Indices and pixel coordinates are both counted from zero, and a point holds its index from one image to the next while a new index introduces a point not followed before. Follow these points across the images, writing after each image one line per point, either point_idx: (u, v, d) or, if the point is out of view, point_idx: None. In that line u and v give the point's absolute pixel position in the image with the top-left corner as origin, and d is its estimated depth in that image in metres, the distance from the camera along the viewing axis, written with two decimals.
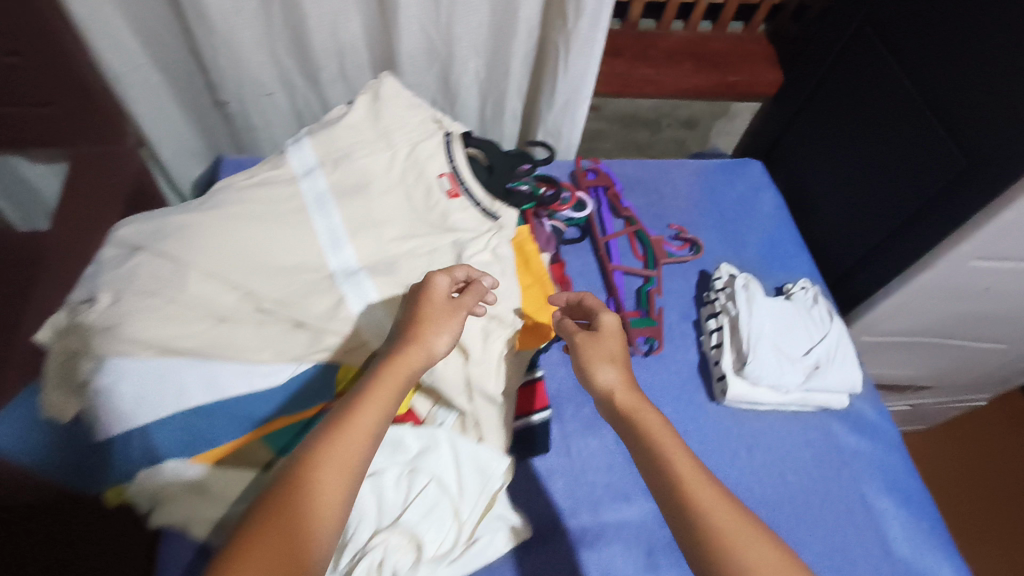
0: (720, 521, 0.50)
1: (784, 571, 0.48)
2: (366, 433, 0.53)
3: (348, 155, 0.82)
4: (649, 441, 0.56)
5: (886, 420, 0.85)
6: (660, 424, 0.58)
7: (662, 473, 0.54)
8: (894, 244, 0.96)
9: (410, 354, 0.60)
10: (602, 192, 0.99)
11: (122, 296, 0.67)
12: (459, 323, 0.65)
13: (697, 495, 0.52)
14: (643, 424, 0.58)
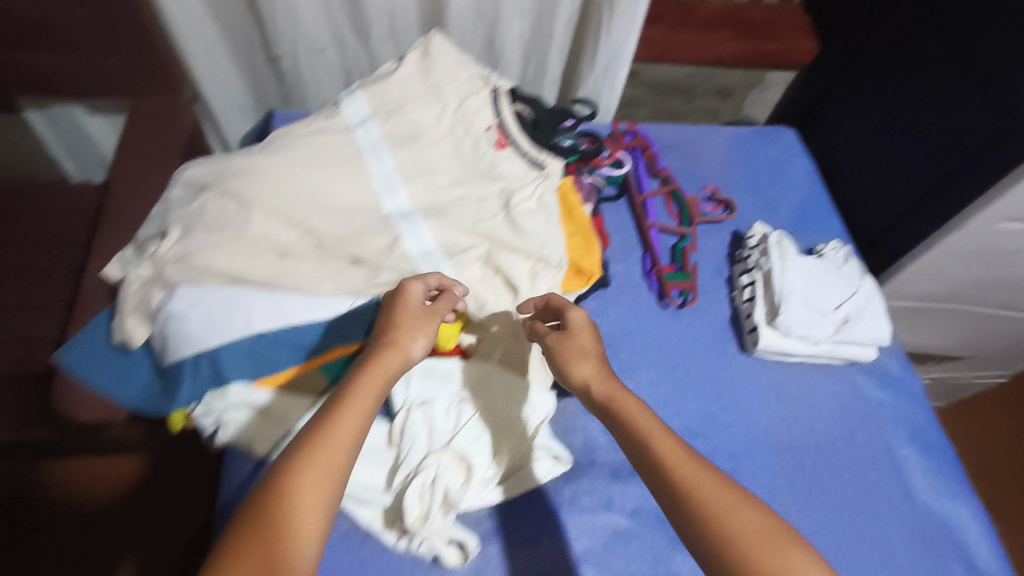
0: (704, 491, 0.52)
1: (771, 533, 0.50)
2: (342, 446, 0.52)
3: (400, 106, 0.85)
4: (632, 425, 0.58)
5: (911, 374, 0.89)
6: (639, 407, 0.59)
7: (647, 451, 0.56)
8: (925, 209, 0.98)
9: (387, 360, 0.59)
10: (639, 153, 1.02)
11: (191, 230, 0.72)
12: (435, 327, 0.64)
13: (681, 470, 0.54)
14: (621, 410, 0.59)
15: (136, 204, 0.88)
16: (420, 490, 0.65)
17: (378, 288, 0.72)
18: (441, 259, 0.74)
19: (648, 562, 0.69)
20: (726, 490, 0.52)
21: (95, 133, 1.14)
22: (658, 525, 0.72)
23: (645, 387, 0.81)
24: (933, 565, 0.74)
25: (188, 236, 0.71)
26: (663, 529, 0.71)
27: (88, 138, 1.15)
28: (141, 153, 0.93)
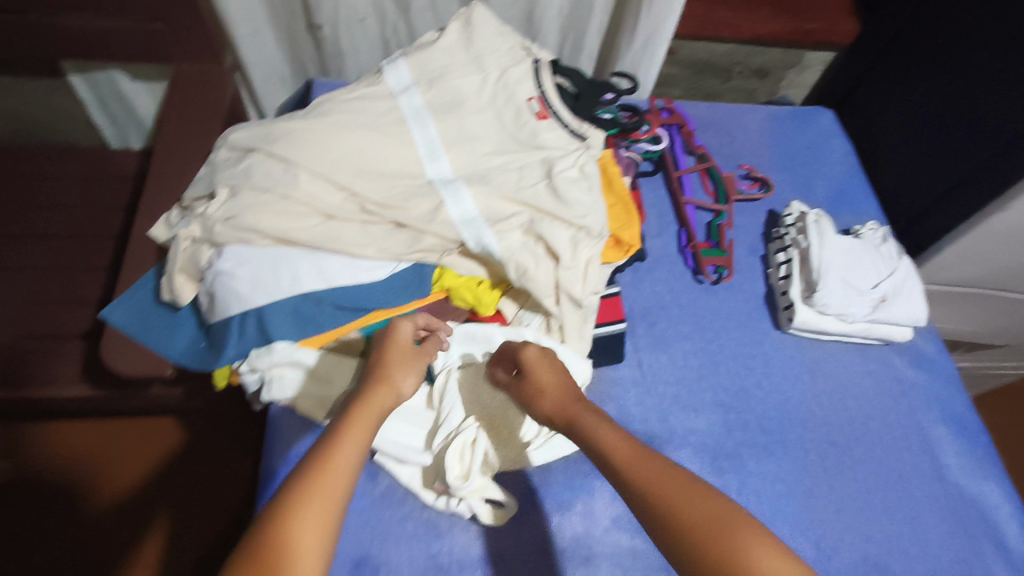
0: (653, 482, 0.53)
1: (713, 509, 0.51)
2: (346, 478, 0.52)
3: (442, 75, 0.85)
4: (579, 429, 0.61)
5: (945, 356, 0.89)
6: (590, 415, 0.61)
7: (591, 447, 0.59)
8: (964, 191, 0.97)
9: (380, 396, 0.60)
10: (675, 130, 1.01)
11: (239, 190, 0.72)
12: (422, 367, 0.67)
13: (620, 457, 0.56)
14: (577, 426, 0.61)
15: (179, 167, 0.87)
16: (460, 449, 0.68)
17: (421, 253, 0.73)
18: (483, 225, 0.73)
19: None
20: (677, 481, 0.53)
21: (135, 98, 1.13)
22: None
23: (679, 360, 0.82)
24: (963, 542, 0.75)
25: (235, 196, 0.72)
26: None
27: (127, 104, 1.15)
28: (185, 113, 0.93)
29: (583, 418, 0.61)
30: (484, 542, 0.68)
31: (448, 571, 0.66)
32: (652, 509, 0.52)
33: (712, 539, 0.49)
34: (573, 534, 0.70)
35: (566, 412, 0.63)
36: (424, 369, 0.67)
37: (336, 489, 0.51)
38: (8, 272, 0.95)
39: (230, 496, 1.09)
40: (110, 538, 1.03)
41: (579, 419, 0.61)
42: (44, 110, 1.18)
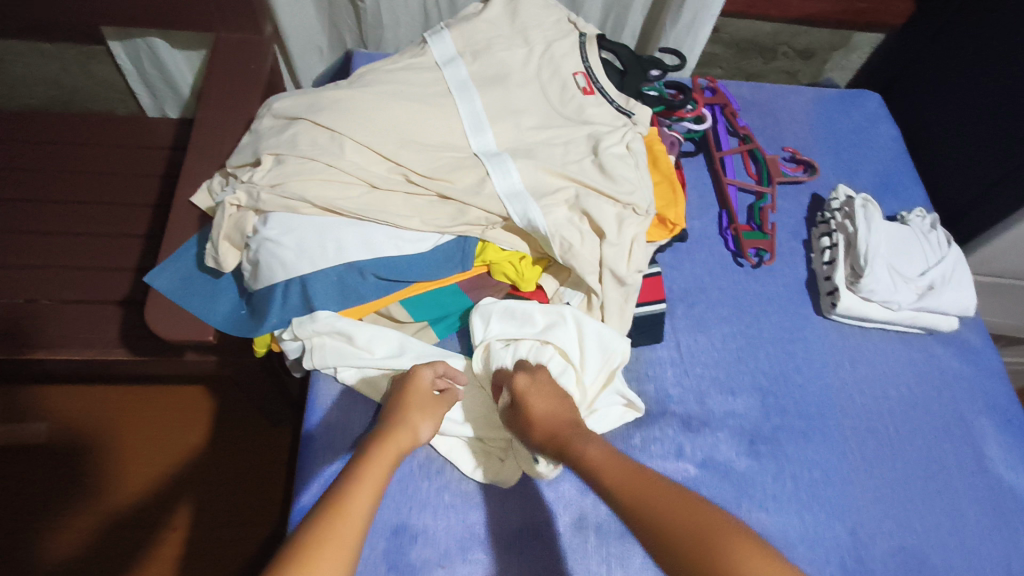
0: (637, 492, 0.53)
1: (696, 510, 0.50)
2: (362, 518, 0.50)
3: (487, 48, 0.84)
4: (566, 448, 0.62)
5: (990, 348, 0.87)
6: (582, 434, 0.62)
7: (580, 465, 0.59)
8: (1015, 180, 0.94)
9: (396, 439, 0.60)
10: (718, 109, 0.99)
11: (286, 158, 0.72)
12: (439, 417, 0.66)
13: (606, 473, 0.56)
14: (568, 451, 0.61)
15: (220, 136, 0.86)
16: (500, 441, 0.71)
17: (465, 225, 0.73)
18: (528, 199, 0.72)
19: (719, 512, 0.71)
20: (662, 490, 0.53)
21: (174, 67, 1.12)
22: (726, 476, 0.72)
23: (717, 342, 0.81)
24: (1003, 536, 0.73)
25: (282, 164, 0.72)
26: (731, 480, 0.72)
27: (166, 72, 1.14)
28: (226, 79, 0.92)
29: (572, 438, 0.62)
30: (520, 515, 0.68)
31: (485, 542, 0.66)
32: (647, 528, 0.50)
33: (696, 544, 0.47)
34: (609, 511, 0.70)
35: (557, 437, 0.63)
36: (441, 419, 0.67)
37: (350, 525, 0.49)
38: (51, 236, 0.96)
39: (259, 463, 1.12)
40: (146, 497, 1.06)
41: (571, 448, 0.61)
42: (86, 73, 1.19)
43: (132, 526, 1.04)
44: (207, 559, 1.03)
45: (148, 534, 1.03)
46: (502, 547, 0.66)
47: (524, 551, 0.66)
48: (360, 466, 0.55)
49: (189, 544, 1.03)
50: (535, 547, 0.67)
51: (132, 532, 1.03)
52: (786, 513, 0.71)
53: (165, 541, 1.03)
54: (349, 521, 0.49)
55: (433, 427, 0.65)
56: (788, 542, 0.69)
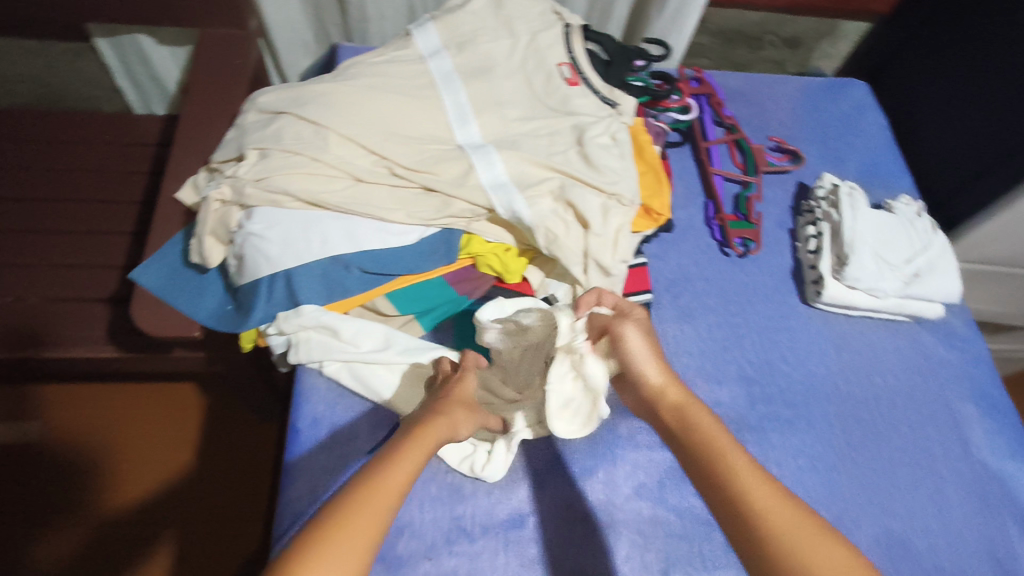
0: (760, 499, 0.48)
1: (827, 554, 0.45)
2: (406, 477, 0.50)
3: (472, 39, 0.84)
4: (688, 417, 0.58)
5: (976, 335, 0.87)
6: (713, 421, 0.57)
7: (697, 441, 0.55)
8: (1001, 167, 0.94)
9: (440, 424, 0.59)
10: (704, 100, 0.99)
11: (269, 152, 0.71)
12: (474, 422, 0.65)
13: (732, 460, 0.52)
14: (689, 419, 0.58)
15: (204, 132, 0.86)
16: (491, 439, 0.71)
17: (450, 218, 0.73)
18: (513, 191, 0.72)
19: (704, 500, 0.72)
20: (788, 511, 0.47)
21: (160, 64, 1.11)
22: None
23: (703, 332, 0.82)
24: (988, 521, 0.74)
25: (266, 158, 0.71)
26: None
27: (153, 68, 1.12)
28: (211, 73, 0.92)
29: (695, 414, 0.58)
30: (506, 507, 0.69)
31: (471, 534, 0.67)
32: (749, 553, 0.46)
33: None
34: (595, 500, 0.71)
35: (676, 404, 0.60)
36: (476, 425, 0.66)
37: (392, 497, 0.48)
38: (36, 233, 0.96)
39: (251, 459, 1.12)
40: (140, 493, 1.07)
41: (693, 411, 0.58)
42: (72, 69, 1.18)
43: (126, 524, 1.04)
44: (201, 555, 1.03)
45: (142, 531, 1.03)
46: (488, 539, 0.67)
47: (511, 544, 0.67)
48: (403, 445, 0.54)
49: (183, 540, 1.04)
50: (521, 539, 0.67)
51: (126, 529, 1.03)
52: None
53: (160, 538, 1.03)
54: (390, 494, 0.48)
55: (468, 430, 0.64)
56: None
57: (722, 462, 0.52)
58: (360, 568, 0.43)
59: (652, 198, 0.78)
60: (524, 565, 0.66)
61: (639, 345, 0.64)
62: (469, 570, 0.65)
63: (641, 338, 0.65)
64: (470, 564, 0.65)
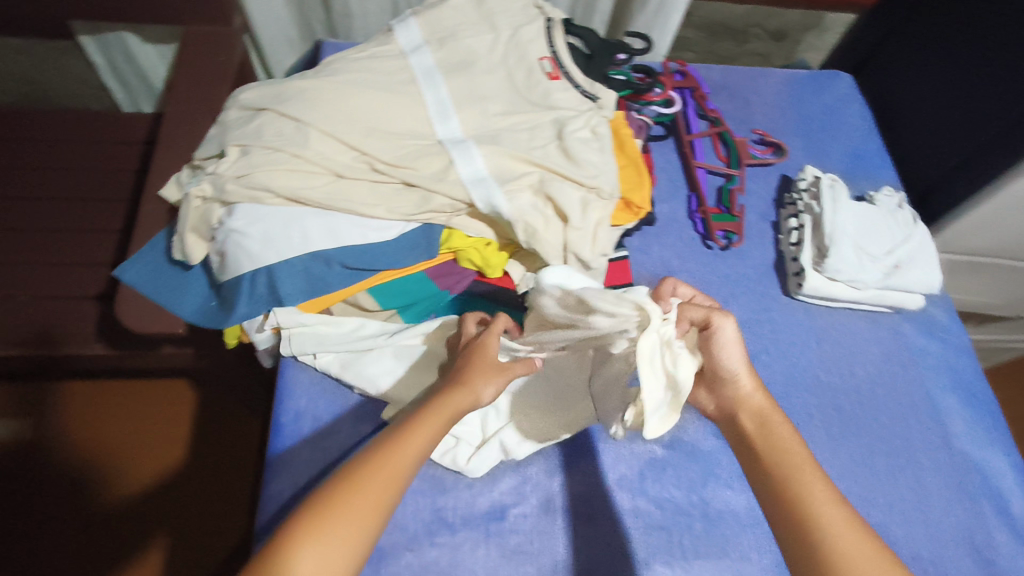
0: (833, 527, 0.49)
1: None
2: (415, 456, 0.51)
3: (453, 34, 0.84)
4: (765, 424, 0.58)
5: (957, 325, 0.88)
6: (791, 433, 0.57)
7: (773, 452, 0.55)
8: (983, 157, 0.95)
9: (458, 394, 0.58)
10: (688, 93, 0.99)
11: (249, 148, 0.71)
12: (502, 385, 0.63)
13: (806, 479, 0.52)
14: (768, 430, 0.57)
15: (187, 127, 0.85)
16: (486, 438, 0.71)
17: (430, 213, 0.73)
18: (493, 186, 0.72)
19: (683, 491, 0.72)
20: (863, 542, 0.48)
21: (146, 63, 1.10)
22: (693, 456, 0.74)
23: None
24: (967, 510, 0.75)
25: (247, 155, 0.71)
26: (696, 461, 0.74)
27: (138, 67, 1.12)
28: (195, 70, 0.91)
29: (776, 427, 0.57)
30: (487, 498, 0.70)
31: (453, 526, 0.67)
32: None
33: None
34: (575, 492, 0.71)
35: (758, 410, 0.59)
36: (503, 387, 0.63)
37: (389, 483, 0.48)
38: (21, 232, 0.96)
39: (242, 454, 1.12)
40: (133, 490, 1.07)
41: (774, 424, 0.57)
42: (58, 67, 1.18)
43: (118, 519, 1.04)
44: (193, 550, 1.04)
45: (135, 526, 1.04)
46: (469, 530, 0.67)
47: (492, 535, 0.67)
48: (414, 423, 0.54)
49: (176, 535, 1.04)
50: (502, 530, 0.68)
51: (119, 525, 1.04)
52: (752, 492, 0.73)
53: (153, 533, 1.04)
54: (391, 477, 0.49)
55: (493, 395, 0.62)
56: (753, 520, 0.72)
57: (794, 482, 0.52)
58: (354, 546, 0.45)
59: (634, 190, 0.79)
60: (504, 556, 0.66)
61: (737, 337, 0.59)
62: (451, 561, 0.65)
63: (737, 332, 0.60)
64: (451, 555, 0.66)
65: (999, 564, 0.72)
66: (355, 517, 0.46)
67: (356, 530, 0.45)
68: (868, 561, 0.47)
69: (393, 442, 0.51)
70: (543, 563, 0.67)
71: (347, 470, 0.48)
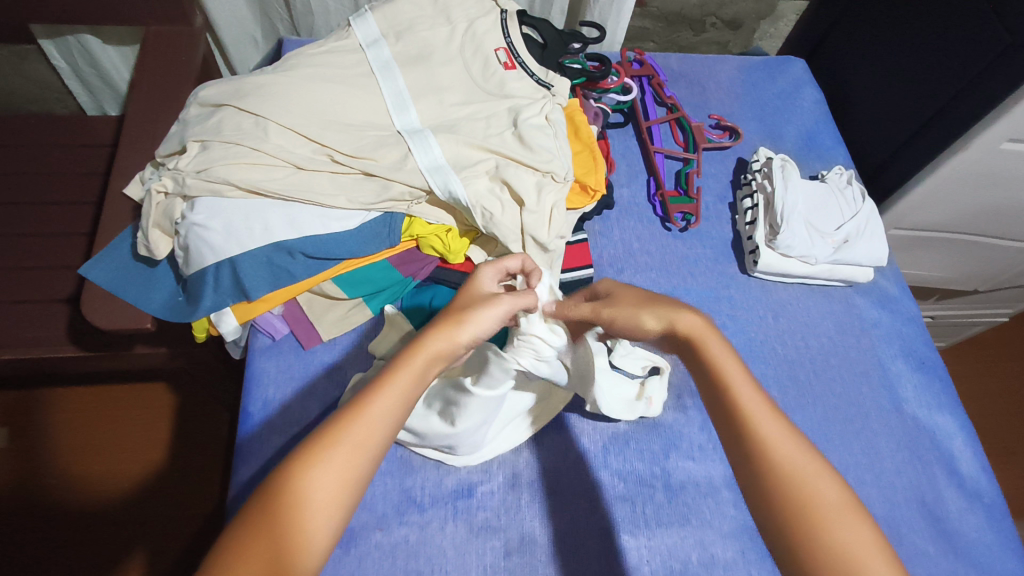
0: (767, 432, 0.50)
1: (824, 478, 0.48)
2: (388, 417, 0.49)
3: (410, 27, 0.86)
4: (691, 339, 0.57)
5: (907, 295, 0.92)
6: (717, 340, 0.56)
7: (702, 364, 0.55)
8: (927, 134, 0.99)
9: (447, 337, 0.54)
10: (646, 81, 1.02)
11: (209, 143, 0.72)
12: (495, 316, 0.57)
13: (737, 391, 0.53)
14: (703, 344, 0.56)
15: (152, 124, 0.84)
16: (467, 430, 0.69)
17: (390, 201, 0.75)
18: (450, 173, 0.74)
19: (646, 463, 0.75)
20: (798, 448, 0.50)
21: (109, 64, 1.10)
22: (655, 429, 0.77)
23: None
24: (917, 472, 0.77)
25: (207, 150, 0.71)
26: (658, 433, 0.77)
27: (101, 68, 1.11)
28: (157, 67, 0.89)
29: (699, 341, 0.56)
30: (454, 477, 0.71)
31: (421, 505, 0.69)
32: (789, 544, 0.46)
33: (794, 510, 0.47)
34: (540, 468, 0.73)
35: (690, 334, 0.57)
36: (501, 318, 0.58)
37: (357, 458, 0.47)
38: None
39: (218, 451, 1.13)
40: (109, 494, 1.07)
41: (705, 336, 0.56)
42: (20, 72, 1.18)
43: (94, 524, 1.04)
44: (173, 552, 1.03)
45: (116, 531, 1.04)
46: (437, 509, 0.69)
47: (460, 513, 0.69)
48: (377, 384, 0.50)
49: (156, 537, 1.04)
50: (469, 507, 0.70)
51: (100, 529, 1.04)
52: (711, 461, 0.76)
53: (133, 536, 1.04)
54: (355, 451, 0.47)
55: (495, 324, 0.58)
56: (713, 488, 0.74)
57: (721, 382, 0.53)
58: (332, 518, 0.45)
59: (600, 169, 0.82)
60: (472, 532, 0.68)
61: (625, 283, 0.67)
62: (419, 538, 0.67)
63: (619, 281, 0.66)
64: (420, 533, 0.67)
65: (947, 520, 0.75)
66: (326, 503, 0.45)
67: (329, 514, 0.45)
68: (797, 459, 0.49)
69: (350, 415, 0.48)
70: (509, 536, 0.68)
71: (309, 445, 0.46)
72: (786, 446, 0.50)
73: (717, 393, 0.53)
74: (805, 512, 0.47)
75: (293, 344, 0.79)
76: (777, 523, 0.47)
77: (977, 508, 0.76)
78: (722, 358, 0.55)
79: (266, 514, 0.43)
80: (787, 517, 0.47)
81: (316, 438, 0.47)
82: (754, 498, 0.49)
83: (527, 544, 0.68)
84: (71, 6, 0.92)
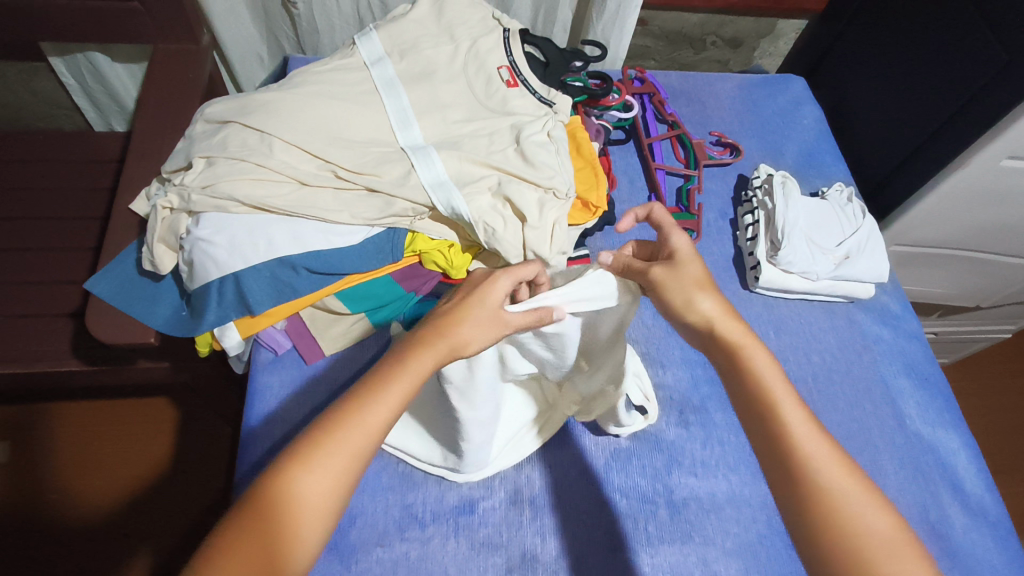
0: (811, 453, 0.50)
1: (869, 505, 0.47)
2: (382, 424, 0.49)
3: (414, 46, 0.87)
4: (736, 353, 0.57)
5: (908, 312, 0.92)
6: (767, 360, 0.56)
7: (746, 382, 0.55)
8: (926, 151, 1.00)
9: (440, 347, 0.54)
10: (647, 98, 1.04)
11: (214, 159, 0.72)
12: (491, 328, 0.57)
13: (782, 410, 0.52)
14: (751, 360, 0.56)
15: (158, 140, 0.85)
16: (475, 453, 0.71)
17: (392, 217, 0.75)
18: (453, 189, 0.75)
19: (648, 480, 0.74)
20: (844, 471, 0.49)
21: (115, 81, 1.11)
22: (657, 446, 0.77)
23: (646, 321, 0.86)
24: (922, 489, 0.77)
25: (212, 166, 0.72)
26: (660, 450, 0.77)
27: (108, 85, 1.12)
28: (164, 85, 0.90)
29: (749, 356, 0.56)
30: (455, 493, 0.71)
31: (422, 521, 0.69)
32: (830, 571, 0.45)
33: (839, 538, 0.46)
34: (542, 485, 0.73)
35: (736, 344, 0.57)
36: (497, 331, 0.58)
37: (349, 467, 0.47)
38: None
39: (219, 465, 1.12)
40: (108, 509, 1.07)
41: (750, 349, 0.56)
42: (30, 90, 1.19)
43: (92, 539, 1.04)
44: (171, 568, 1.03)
45: (115, 548, 1.03)
46: (438, 525, 0.69)
47: (462, 528, 0.69)
48: (372, 392, 0.50)
49: (155, 553, 1.04)
50: (471, 524, 0.69)
51: (98, 544, 1.04)
52: (715, 477, 0.75)
53: (133, 552, 1.03)
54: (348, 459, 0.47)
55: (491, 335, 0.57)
56: (716, 505, 0.74)
57: (766, 400, 0.53)
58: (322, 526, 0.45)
59: (602, 186, 0.83)
60: (473, 548, 0.68)
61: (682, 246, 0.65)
62: (420, 554, 0.67)
63: (688, 243, 0.64)
64: (421, 549, 0.67)
65: (953, 539, 0.74)
66: (317, 511, 0.45)
67: (320, 525, 0.45)
68: (842, 482, 0.48)
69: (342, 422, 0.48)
70: (511, 553, 0.68)
71: (302, 450, 0.46)
72: (832, 468, 0.49)
73: (760, 411, 0.53)
74: (851, 540, 0.46)
75: (294, 358, 0.81)
76: (818, 548, 0.46)
77: (982, 526, 0.76)
78: (768, 375, 0.55)
79: (258, 520, 0.43)
80: (827, 544, 0.46)
81: (308, 443, 0.46)
82: (797, 521, 0.48)
83: (528, 562, 0.68)
84: (81, 26, 0.93)
